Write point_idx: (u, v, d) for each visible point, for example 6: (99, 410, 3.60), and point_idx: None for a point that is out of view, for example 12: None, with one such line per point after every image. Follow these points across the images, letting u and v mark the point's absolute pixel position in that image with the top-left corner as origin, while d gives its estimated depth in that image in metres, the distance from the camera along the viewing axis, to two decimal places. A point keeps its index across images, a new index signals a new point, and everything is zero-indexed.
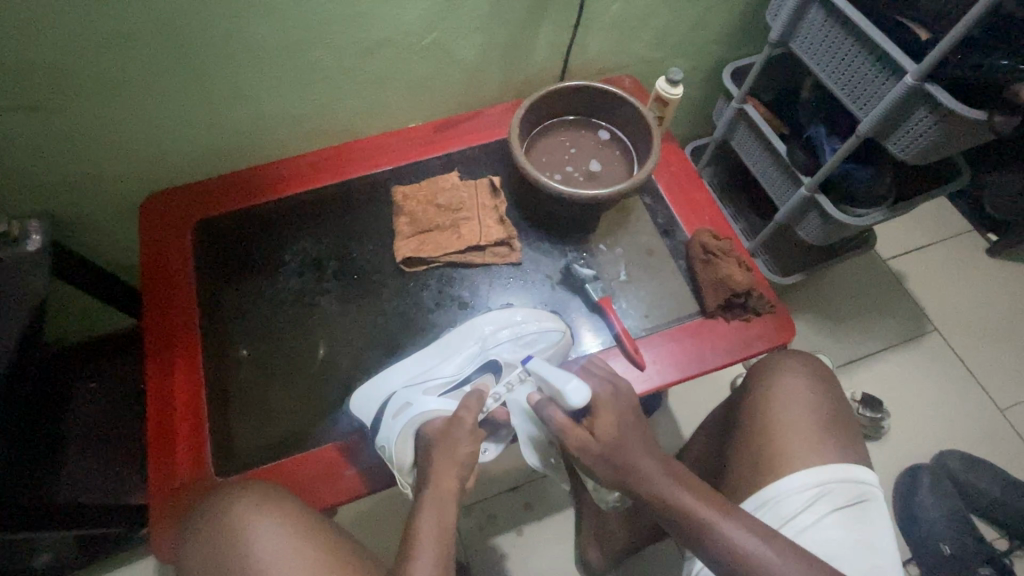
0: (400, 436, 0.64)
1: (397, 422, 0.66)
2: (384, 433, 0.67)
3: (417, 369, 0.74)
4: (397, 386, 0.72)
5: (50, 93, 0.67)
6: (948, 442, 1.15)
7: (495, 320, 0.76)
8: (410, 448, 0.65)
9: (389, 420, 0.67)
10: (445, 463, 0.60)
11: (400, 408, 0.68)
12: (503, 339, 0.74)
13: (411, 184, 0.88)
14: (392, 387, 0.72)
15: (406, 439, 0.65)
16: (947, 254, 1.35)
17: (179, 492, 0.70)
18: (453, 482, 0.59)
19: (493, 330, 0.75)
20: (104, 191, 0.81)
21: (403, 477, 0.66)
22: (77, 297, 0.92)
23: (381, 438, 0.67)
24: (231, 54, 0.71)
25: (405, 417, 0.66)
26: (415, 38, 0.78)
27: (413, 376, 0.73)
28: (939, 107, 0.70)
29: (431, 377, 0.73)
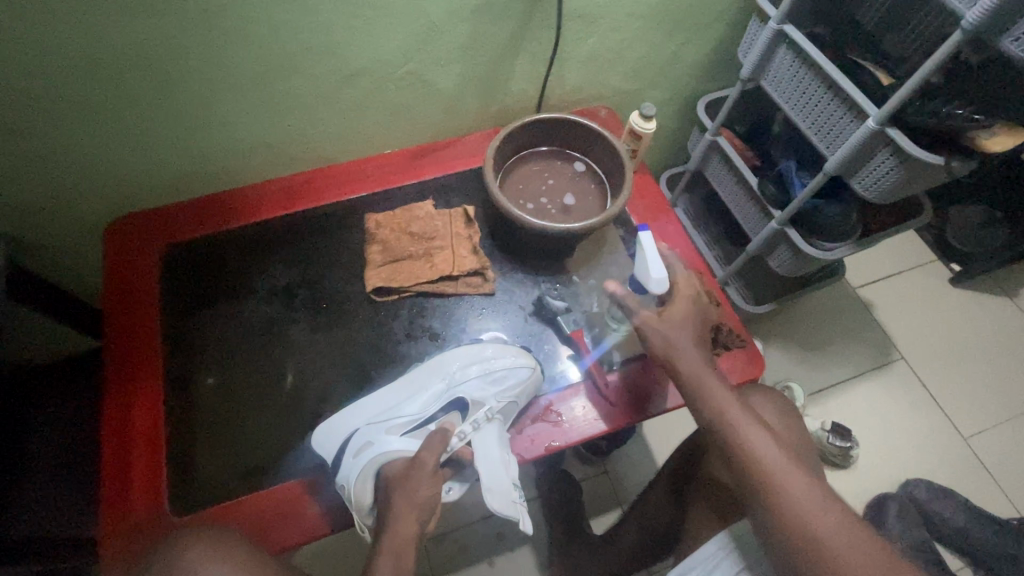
0: (360, 476, 0.63)
1: (357, 461, 0.64)
2: (344, 472, 0.65)
3: (382, 408, 0.72)
4: (361, 424, 0.70)
5: (10, 116, 0.65)
6: (914, 470, 1.17)
7: (462, 357, 0.75)
8: (369, 489, 0.63)
9: (350, 459, 0.65)
10: (404, 508, 0.59)
11: (362, 448, 0.66)
12: (470, 377, 0.73)
13: (385, 211, 0.87)
14: (357, 425, 0.70)
15: (365, 481, 0.63)
16: (913, 283, 1.38)
17: (131, 531, 0.67)
18: (411, 527, 0.59)
19: (460, 367, 0.74)
20: (65, 214, 0.79)
21: (363, 519, 0.64)
22: (35, 321, 0.89)
23: (341, 477, 0.65)
24: (201, 82, 0.70)
25: (365, 457, 0.64)
26: (390, 68, 0.78)
27: (378, 413, 0.72)
28: (900, 151, 0.73)
29: (395, 415, 0.72)
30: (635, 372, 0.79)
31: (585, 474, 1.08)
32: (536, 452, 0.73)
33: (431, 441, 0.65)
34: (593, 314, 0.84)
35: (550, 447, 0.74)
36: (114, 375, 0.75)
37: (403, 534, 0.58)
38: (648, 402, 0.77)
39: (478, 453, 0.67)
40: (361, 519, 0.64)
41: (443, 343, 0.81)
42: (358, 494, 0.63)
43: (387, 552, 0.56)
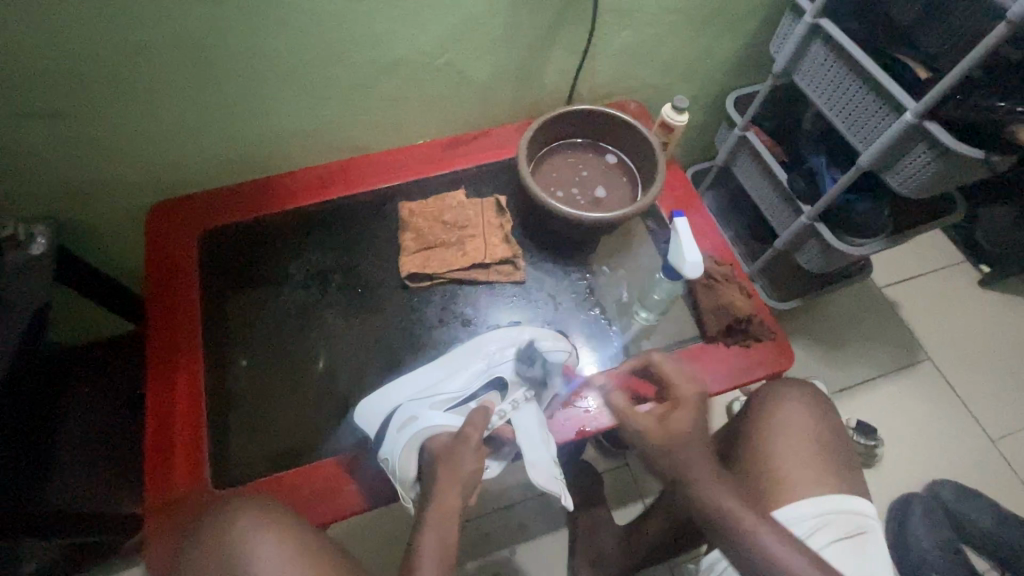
0: (404, 450, 0.65)
1: (401, 436, 0.66)
2: (388, 446, 0.67)
3: (424, 385, 0.74)
4: (403, 399, 0.73)
5: (67, 101, 0.68)
6: (939, 471, 1.15)
7: (501, 338, 0.77)
8: (414, 462, 0.65)
9: (393, 434, 0.67)
10: (447, 482, 0.61)
11: (405, 423, 0.68)
12: (510, 355, 0.75)
13: (418, 200, 0.89)
14: (397, 402, 0.73)
15: (411, 454, 0.65)
16: (941, 284, 1.37)
17: (174, 506, 0.67)
18: (454, 501, 0.60)
19: (499, 348, 0.76)
20: (113, 198, 0.82)
21: (406, 492, 0.65)
22: (78, 302, 0.92)
23: (384, 451, 0.67)
24: (247, 71, 0.72)
25: (409, 433, 0.66)
26: (426, 59, 0.79)
27: (420, 390, 0.74)
28: (938, 145, 0.72)
29: (437, 392, 0.73)
30: None
31: (608, 466, 1.08)
32: (567, 437, 0.73)
33: (473, 417, 0.66)
34: (624, 303, 0.86)
35: (583, 432, 0.73)
36: (155, 357, 0.75)
37: (445, 508, 0.59)
38: None
39: (518, 429, 0.68)
40: (405, 492, 0.65)
41: (475, 329, 0.82)
42: (403, 466, 0.65)
43: (431, 524, 0.57)
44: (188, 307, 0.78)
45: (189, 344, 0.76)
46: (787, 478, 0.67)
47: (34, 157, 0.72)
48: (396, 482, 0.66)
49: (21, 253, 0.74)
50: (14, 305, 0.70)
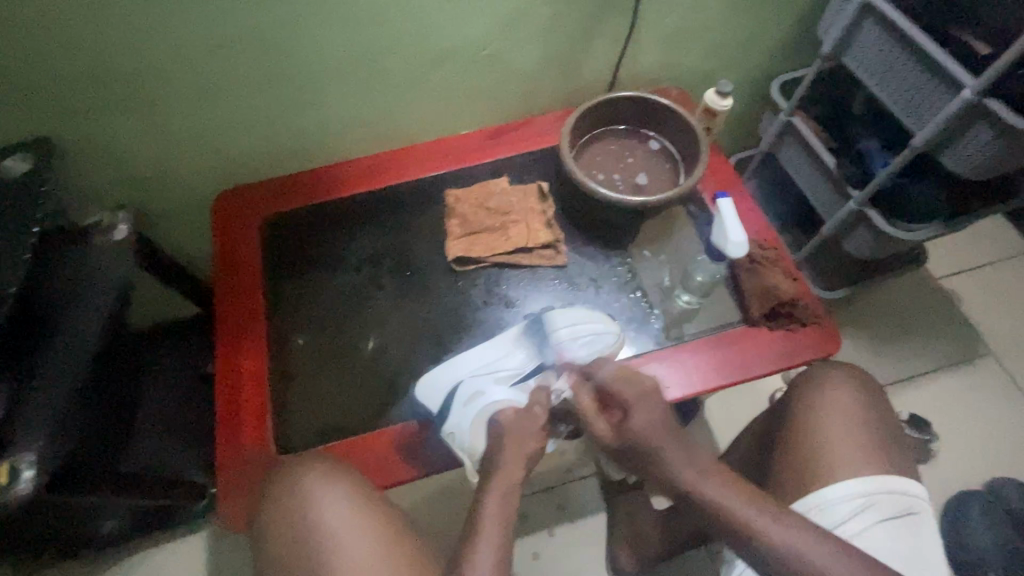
0: (472, 423, 0.69)
1: (469, 410, 0.71)
2: (454, 420, 0.71)
3: (484, 361, 0.77)
4: (464, 374, 0.76)
5: (151, 96, 0.74)
6: (1001, 469, 1.10)
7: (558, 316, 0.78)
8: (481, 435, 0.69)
9: (459, 408, 0.72)
10: (513, 455, 0.62)
11: (471, 397, 0.72)
12: (566, 335, 0.77)
13: (463, 187, 0.92)
14: (459, 374, 0.76)
15: (479, 428, 0.69)
16: (1004, 276, 1.30)
17: (243, 468, 0.74)
18: (514, 472, 0.62)
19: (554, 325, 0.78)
20: (185, 188, 0.88)
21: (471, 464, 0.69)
22: (153, 286, 1.00)
23: (449, 424, 0.71)
24: (308, 65, 0.77)
25: (477, 406, 0.71)
26: (473, 50, 0.82)
27: (479, 365, 0.77)
28: (999, 122, 0.70)
29: (498, 368, 0.77)
30: (707, 345, 0.79)
31: None
32: None
33: (537, 395, 0.69)
34: (666, 287, 0.87)
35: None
36: (221, 335, 0.82)
37: (507, 480, 0.60)
38: (721, 373, 0.78)
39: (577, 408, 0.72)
40: (471, 464, 0.69)
41: (519, 313, 0.85)
42: (470, 440, 0.69)
43: (495, 493, 0.59)
44: (251, 291, 0.85)
45: (250, 322, 0.82)
46: (834, 461, 0.66)
47: (121, 149, 0.79)
48: (462, 454, 0.70)
49: (106, 238, 0.81)
50: (101, 284, 0.77)
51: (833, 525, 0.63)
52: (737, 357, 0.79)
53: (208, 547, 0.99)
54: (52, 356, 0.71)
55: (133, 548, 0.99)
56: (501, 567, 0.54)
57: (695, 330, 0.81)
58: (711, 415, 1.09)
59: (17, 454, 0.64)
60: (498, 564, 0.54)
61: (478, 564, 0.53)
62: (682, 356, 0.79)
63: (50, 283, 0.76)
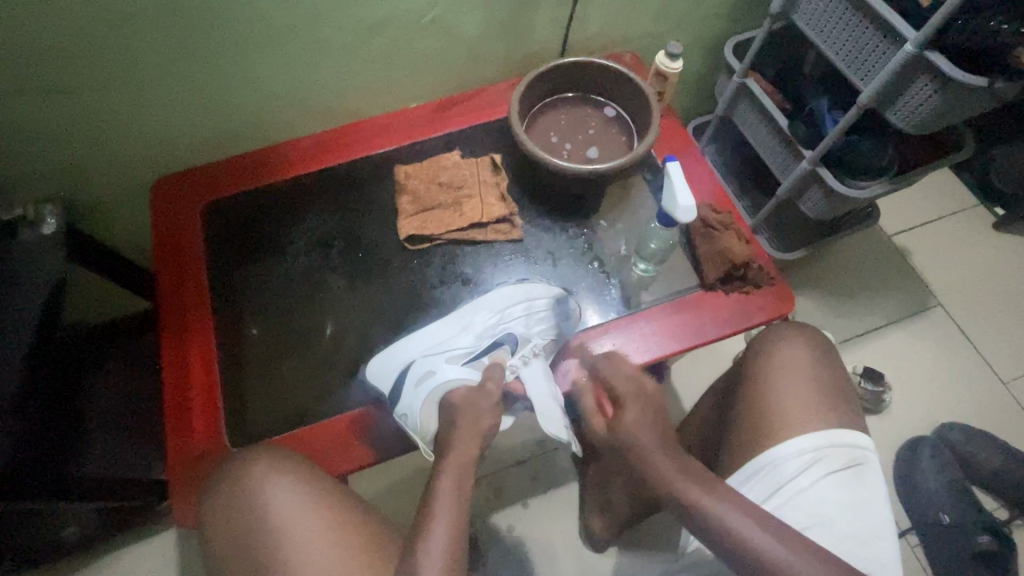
0: (425, 404, 0.68)
1: (420, 391, 0.69)
2: (406, 402, 0.70)
3: (437, 340, 0.76)
4: (416, 354, 0.75)
5: (61, 78, 0.68)
6: (950, 414, 1.16)
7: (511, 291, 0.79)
8: (433, 415, 0.68)
9: (411, 389, 0.70)
10: (468, 433, 0.62)
11: (420, 378, 0.71)
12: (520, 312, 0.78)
13: (413, 163, 0.90)
14: (411, 356, 0.75)
15: (431, 407, 0.68)
16: (952, 229, 1.34)
17: (197, 463, 0.72)
18: (471, 450, 0.61)
19: (505, 300, 0.78)
20: (116, 176, 0.83)
21: (425, 444, 0.68)
22: (94, 281, 0.95)
23: (402, 406, 0.70)
24: (234, 39, 0.72)
25: (428, 386, 0.69)
26: (412, 18, 0.78)
27: (432, 346, 0.76)
28: (940, 75, 0.70)
29: (451, 347, 0.76)
30: (664, 312, 0.80)
31: None
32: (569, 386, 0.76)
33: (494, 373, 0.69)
34: (623, 256, 0.86)
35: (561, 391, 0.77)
36: (168, 332, 0.78)
37: (463, 459, 0.60)
38: (678, 339, 0.78)
39: (529, 384, 0.71)
40: (426, 444, 0.68)
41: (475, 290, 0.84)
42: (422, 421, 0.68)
43: (446, 474, 0.58)
44: (198, 286, 0.81)
45: (198, 315, 0.80)
46: (787, 419, 0.68)
47: (34, 137, 0.73)
48: (414, 435, 0.69)
49: (35, 232, 0.76)
50: (29, 283, 0.73)
51: (783, 480, 0.65)
52: (693, 322, 0.79)
53: (177, 545, 0.98)
54: None
55: (96, 551, 0.97)
56: (459, 549, 0.54)
57: (652, 298, 0.82)
58: (676, 379, 1.11)
59: None
60: (453, 544, 0.54)
61: (435, 548, 0.53)
62: (640, 324, 0.79)
63: None
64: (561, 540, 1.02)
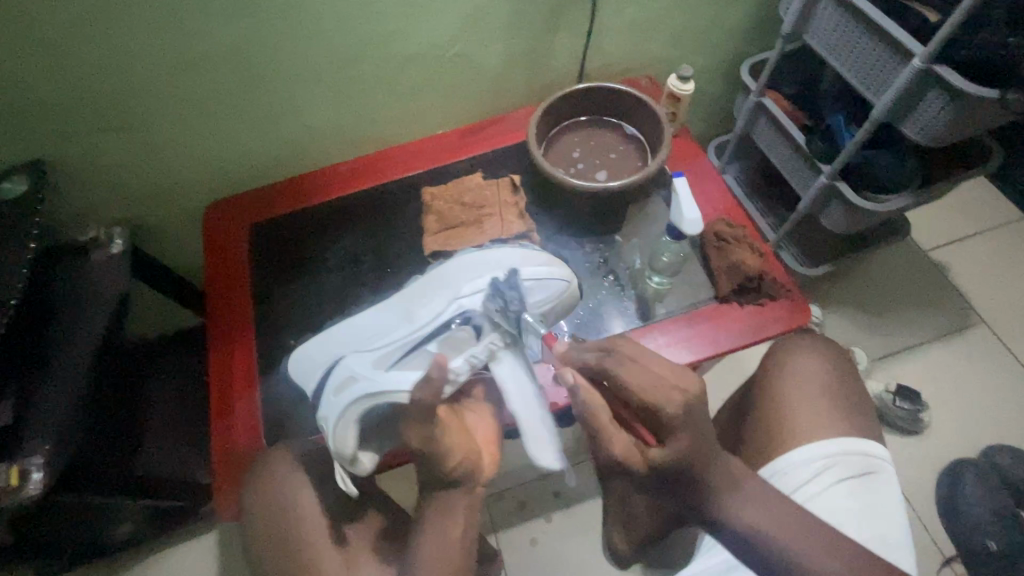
0: (340, 421, 0.70)
1: (337, 400, 0.72)
2: (325, 410, 0.73)
3: (376, 330, 0.79)
4: (346, 352, 0.78)
5: (133, 115, 0.78)
6: (998, 437, 1.10)
7: (469, 271, 0.80)
8: (351, 432, 0.70)
9: (331, 398, 0.73)
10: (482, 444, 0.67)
11: (342, 385, 0.73)
12: (481, 294, 0.77)
13: (439, 185, 0.96)
14: (340, 352, 0.78)
15: (343, 425, 0.70)
16: (994, 243, 1.29)
17: (236, 462, 0.79)
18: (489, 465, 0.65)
19: (466, 283, 0.79)
20: (173, 201, 0.92)
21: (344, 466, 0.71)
22: (151, 297, 1.04)
23: (324, 412, 0.73)
24: (281, 78, 0.80)
25: (344, 396, 0.71)
26: (438, 52, 0.85)
27: (357, 341, 0.79)
28: (950, 89, 0.71)
29: (389, 337, 0.78)
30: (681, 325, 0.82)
31: None
32: None
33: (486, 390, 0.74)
34: (637, 270, 0.90)
35: (571, 399, 0.79)
36: (214, 352, 0.86)
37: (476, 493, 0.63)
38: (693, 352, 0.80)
39: (503, 380, 0.71)
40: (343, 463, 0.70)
41: (423, 277, 0.83)
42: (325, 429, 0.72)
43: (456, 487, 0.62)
44: (244, 307, 0.90)
45: (242, 333, 0.88)
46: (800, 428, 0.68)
47: (107, 167, 0.83)
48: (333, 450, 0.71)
49: (104, 252, 0.85)
50: (99, 296, 0.82)
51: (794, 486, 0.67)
52: (708, 333, 0.81)
53: (218, 545, 1.04)
54: (54, 368, 0.75)
55: (145, 550, 1.03)
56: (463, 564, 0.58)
57: (668, 312, 0.84)
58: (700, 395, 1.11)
59: (25, 461, 0.68)
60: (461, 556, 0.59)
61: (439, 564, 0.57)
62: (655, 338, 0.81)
63: (47, 300, 0.81)
64: (584, 556, 1.02)
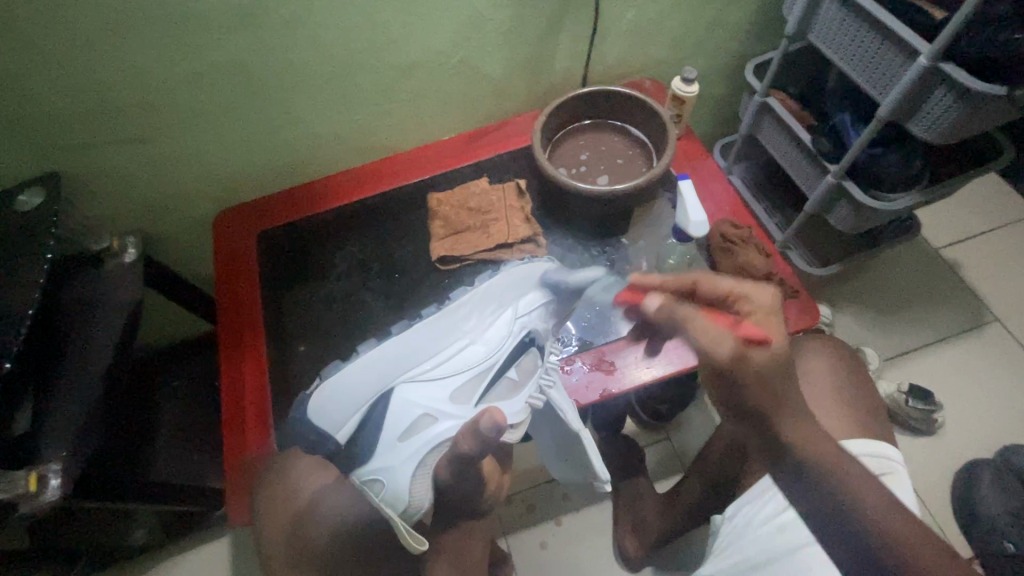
0: (416, 477, 0.69)
1: (409, 449, 0.70)
2: (386, 464, 0.69)
3: (427, 351, 0.77)
4: (397, 379, 0.75)
5: (141, 126, 0.79)
6: (1015, 436, 1.08)
7: (518, 285, 0.81)
8: (423, 486, 0.69)
9: (395, 448, 0.70)
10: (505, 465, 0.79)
11: (416, 426, 0.72)
12: (539, 313, 0.80)
13: (445, 191, 0.97)
14: (391, 379, 0.75)
15: (420, 479, 0.69)
16: (1008, 240, 1.28)
17: (247, 465, 0.81)
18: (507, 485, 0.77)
19: (522, 301, 0.80)
20: (184, 210, 0.94)
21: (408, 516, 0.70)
22: (164, 304, 1.05)
23: (375, 468, 0.69)
24: (288, 87, 0.81)
25: (420, 441, 0.70)
26: (443, 58, 0.86)
27: (401, 364, 0.76)
28: (957, 86, 0.71)
29: (450, 360, 0.76)
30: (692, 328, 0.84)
31: (648, 441, 1.10)
32: (592, 398, 0.80)
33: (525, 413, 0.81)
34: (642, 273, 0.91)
35: (579, 402, 0.79)
36: (226, 361, 0.88)
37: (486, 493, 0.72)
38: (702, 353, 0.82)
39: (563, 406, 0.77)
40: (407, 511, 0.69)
41: (478, 288, 0.81)
42: (397, 488, 0.68)
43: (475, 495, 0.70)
44: (255, 321, 0.91)
45: (253, 343, 0.89)
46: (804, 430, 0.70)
47: (118, 178, 0.84)
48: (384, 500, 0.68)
49: (117, 261, 0.87)
50: (111, 305, 0.83)
51: None
52: None
53: (231, 550, 1.05)
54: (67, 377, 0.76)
55: (159, 555, 1.05)
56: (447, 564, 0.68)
57: None
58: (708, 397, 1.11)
59: (43, 466, 0.69)
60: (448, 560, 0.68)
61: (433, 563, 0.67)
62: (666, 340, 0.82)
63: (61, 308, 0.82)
64: (594, 559, 1.02)
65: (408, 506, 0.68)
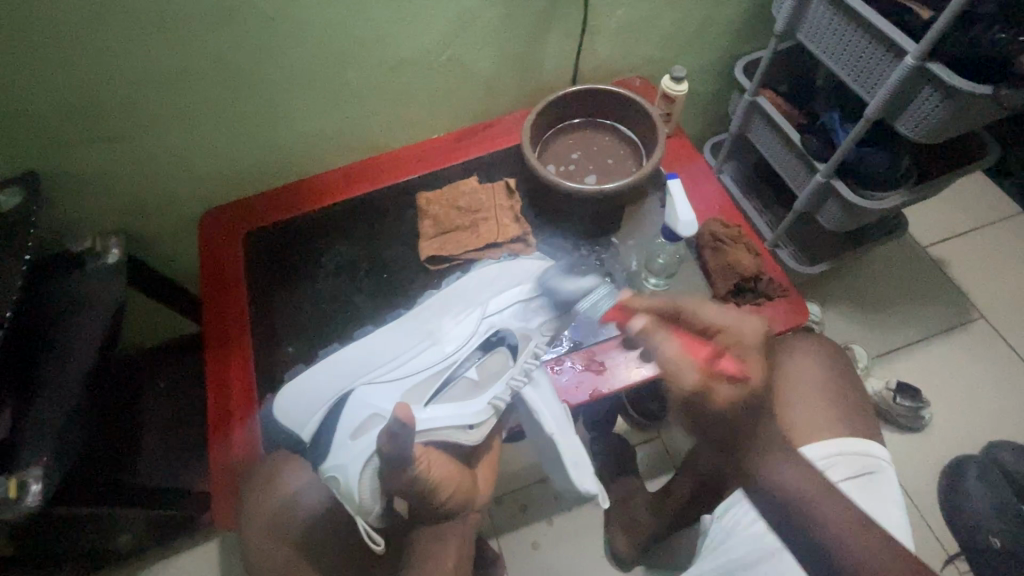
0: (360, 474, 0.66)
1: (356, 447, 0.69)
2: (340, 462, 0.69)
3: (389, 354, 0.80)
4: (356, 380, 0.77)
5: (122, 125, 0.78)
6: (1001, 432, 1.09)
7: (489, 288, 0.84)
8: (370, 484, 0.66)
9: (349, 446, 0.70)
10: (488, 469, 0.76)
11: (367, 424, 0.72)
12: (511, 311, 0.81)
13: (434, 190, 0.97)
14: (350, 382, 0.77)
15: (366, 479, 0.66)
16: (993, 237, 1.29)
17: (233, 470, 0.79)
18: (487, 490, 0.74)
19: (490, 300, 0.82)
20: (168, 210, 0.92)
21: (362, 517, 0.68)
22: (149, 305, 1.04)
23: (332, 466, 0.69)
24: (273, 84, 0.80)
25: (363, 440, 0.69)
26: (431, 56, 0.85)
27: (360, 367, 0.79)
28: (943, 85, 0.71)
29: (411, 362, 0.79)
30: None
31: (638, 440, 1.10)
32: (582, 398, 0.79)
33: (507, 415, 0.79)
34: (633, 272, 0.90)
35: (569, 403, 0.78)
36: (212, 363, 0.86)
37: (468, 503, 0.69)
38: None
39: (538, 402, 0.74)
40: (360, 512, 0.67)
41: (441, 292, 0.84)
42: (348, 487, 0.67)
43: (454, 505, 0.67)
44: (241, 324, 0.88)
45: (239, 345, 0.87)
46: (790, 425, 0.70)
47: (99, 177, 0.83)
48: (344, 498, 0.67)
49: (98, 262, 0.85)
50: (92, 306, 0.81)
51: None
52: None
53: (219, 553, 1.03)
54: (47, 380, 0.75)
55: (146, 559, 1.03)
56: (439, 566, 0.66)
57: None
58: None
59: (22, 473, 0.68)
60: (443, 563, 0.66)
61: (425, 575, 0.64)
62: None
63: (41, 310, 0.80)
64: (586, 558, 1.02)
65: (360, 503, 0.67)
